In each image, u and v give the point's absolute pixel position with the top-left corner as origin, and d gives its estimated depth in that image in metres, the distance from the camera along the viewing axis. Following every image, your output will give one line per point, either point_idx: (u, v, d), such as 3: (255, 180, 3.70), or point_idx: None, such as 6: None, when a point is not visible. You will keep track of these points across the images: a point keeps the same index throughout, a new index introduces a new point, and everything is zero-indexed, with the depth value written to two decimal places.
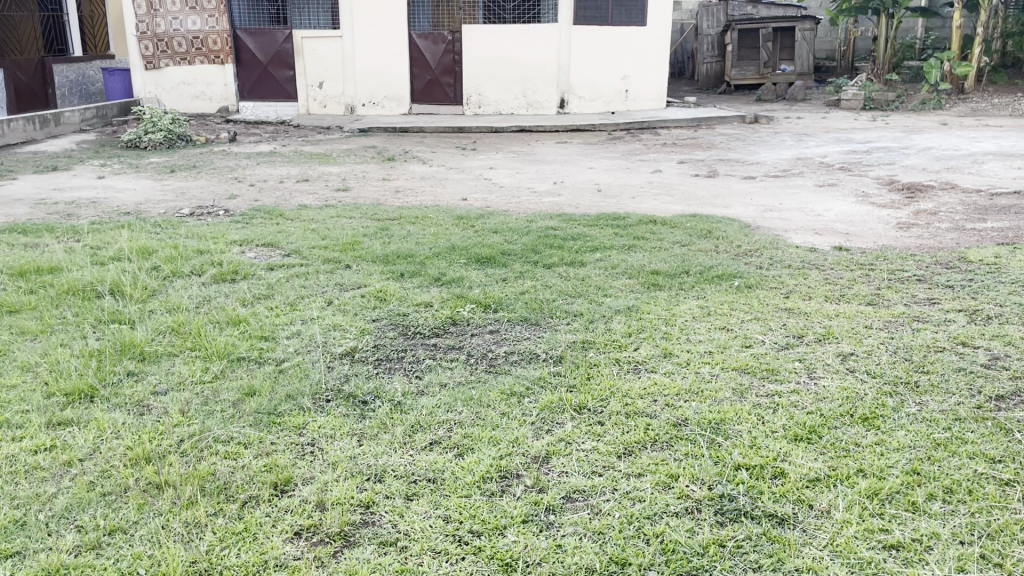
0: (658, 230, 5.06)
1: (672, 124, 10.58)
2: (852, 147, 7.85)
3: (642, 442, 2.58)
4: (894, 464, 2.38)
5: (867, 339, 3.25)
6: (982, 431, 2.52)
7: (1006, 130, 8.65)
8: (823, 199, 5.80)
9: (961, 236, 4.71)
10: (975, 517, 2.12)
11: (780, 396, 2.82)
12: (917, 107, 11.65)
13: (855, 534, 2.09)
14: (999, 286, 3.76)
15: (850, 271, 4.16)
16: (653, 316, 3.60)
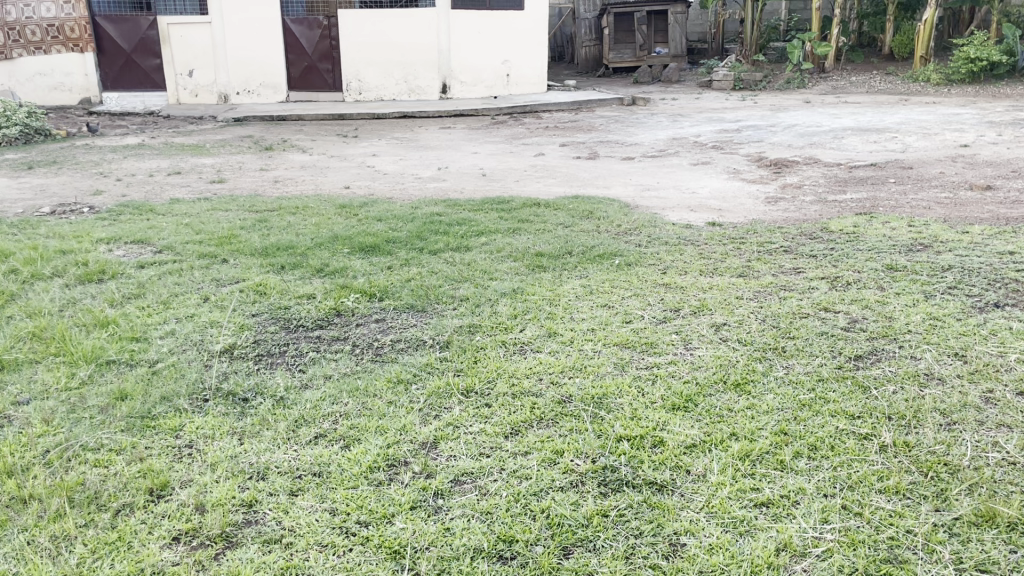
0: (542, 212, 5.12)
1: (553, 107, 10.70)
2: (724, 126, 8.15)
3: (528, 421, 2.62)
4: (763, 426, 2.50)
5: (738, 309, 3.40)
6: (842, 389, 2.69)
7: (863, 106, 9.17)
8: (698, 177, 6.02)
9: (823, 208, 4.98)
10: (837, 471, 2.26)
11: (659, 368, 2.93)
12: (783, 86, 12.20)
13: (729, 495, 2.19)
14: (857, 254, 4.00)
15: (723, 245, 4.34)
16: (537, 296, 3.65)
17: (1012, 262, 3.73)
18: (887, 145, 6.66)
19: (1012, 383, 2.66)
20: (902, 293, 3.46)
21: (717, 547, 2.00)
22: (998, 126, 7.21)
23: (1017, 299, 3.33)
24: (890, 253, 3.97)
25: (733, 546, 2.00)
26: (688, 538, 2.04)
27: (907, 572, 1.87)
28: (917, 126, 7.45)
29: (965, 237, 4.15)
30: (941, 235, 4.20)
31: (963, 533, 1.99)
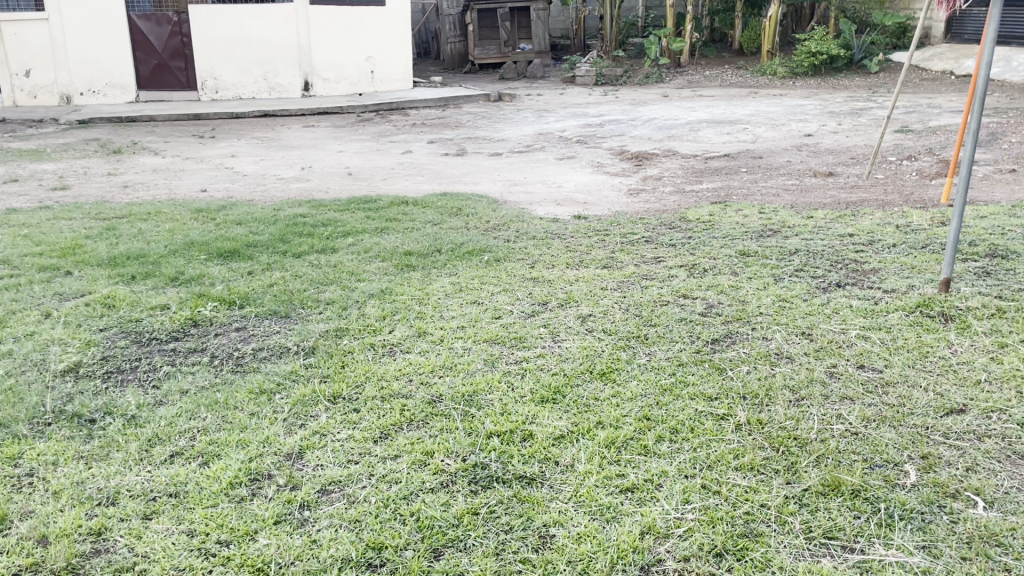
0: (409, 210, 5.07)
1: (420, 104, 10.63)
2: (588, 121, 8.32)
3: (398, 424, 2.58)
4: (627, 413, 2.57)
5: (603, 300, 3.47)
6: (701, 372, 2.79)
7: (717, 99, 9.58)
8: (563, 171, 6.11)
9: (682, 198, 5.16)
10: (697, 452, 2.35)
11: (528, 361, 2.95)
12: (643, 81, 12.59)
13: (596, 483, 2.23)
14: (713, 242, 4.17)
15: (588, 237, 4.42)
16: (406, 296, 3.60)
17: (851, 244, 3.98)
18: (739, 137, 6.98)
19: (853, 357, 2.84)
20: (754, 277, 3.63)
21: (584, 536, 2.03)
22: (838, 116, 7.69)
23: (856, 278, 3.56)
24: (743, 240, 4.16)
25: (600, 533, 2.03)
26: (557, 529, 2.06)
27: (762, 545, 1.96)
28: (766, 117, 7.86)
29: (809, 221, 4.40)
30: (789, 221, 4.44)
31: (812, 503, 2.10)
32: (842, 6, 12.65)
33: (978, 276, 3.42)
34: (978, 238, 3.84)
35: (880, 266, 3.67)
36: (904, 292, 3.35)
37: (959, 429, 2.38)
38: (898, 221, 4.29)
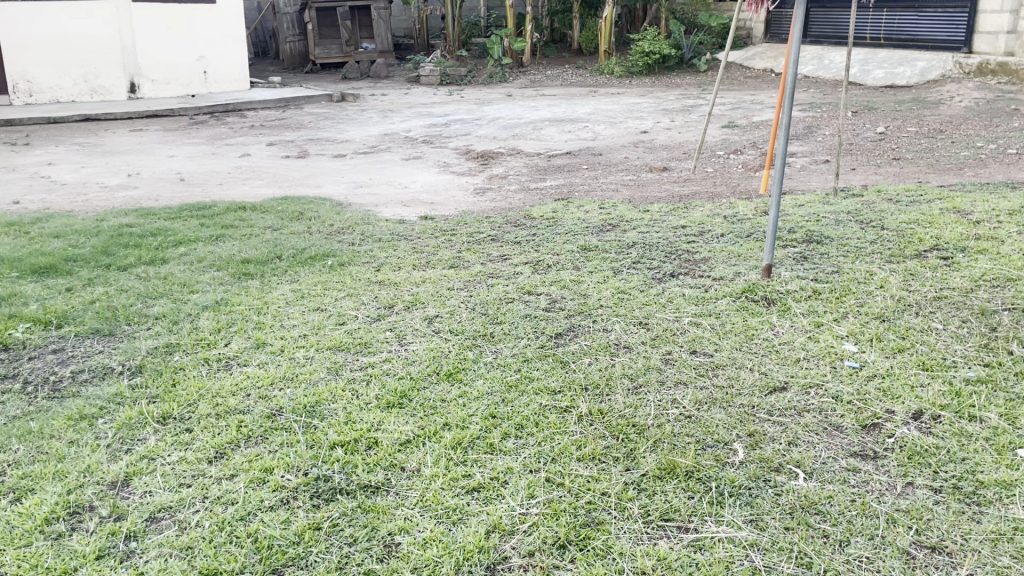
0: (247, 216, 4.86)
1: (259, 105, 10.25)
2: (433, 120, 8.30)
3: (235, 442, 2.45)
4: (474, 412, 2.56)
5: (449, 300, 3.46)
6: (545, 367, 2.83)
7: (559, 98, 9.81)
8: (409, 172, 6.06)
9: (526, 196, 5.23)
10: (541, 446, 2.37)
11: (373, 367, 2.89)
12: (487, 80, 12.71)
13: (441, 485, 2.21)
14: (556, 238, 4.25)
15: (434, 238, 4.39)
16: (243, 306, 3.45)
17: (684, 235, 4.17)
18: (580, 134, 7.16)
19: (687, 344, 2.97)
20: (595, 271, 3.73)
21: (430, 541, 2.00)
22: (672, 113, 8.04)
23: (689, 268, 3.72)
24: (584, 235, 4.26)
25: (445, 536, 2.01)
26: (403, 536, 2.03)
27: (603, 533, 2.01)
28: (605, 115, 8.11)
29: (646, 215, 4.57)
30: (627, 215, 4.59)
31: (649, 488, 2.17)
32: (672, 8, 13.24)
33: (796, 261, 3.66)
34: (796, 225, 4.11)
35: (710, 255, 3.86)
36: (731, 279, 3.53)
37: (782, 405, 2.53)
38: (726, 212, 4.52)
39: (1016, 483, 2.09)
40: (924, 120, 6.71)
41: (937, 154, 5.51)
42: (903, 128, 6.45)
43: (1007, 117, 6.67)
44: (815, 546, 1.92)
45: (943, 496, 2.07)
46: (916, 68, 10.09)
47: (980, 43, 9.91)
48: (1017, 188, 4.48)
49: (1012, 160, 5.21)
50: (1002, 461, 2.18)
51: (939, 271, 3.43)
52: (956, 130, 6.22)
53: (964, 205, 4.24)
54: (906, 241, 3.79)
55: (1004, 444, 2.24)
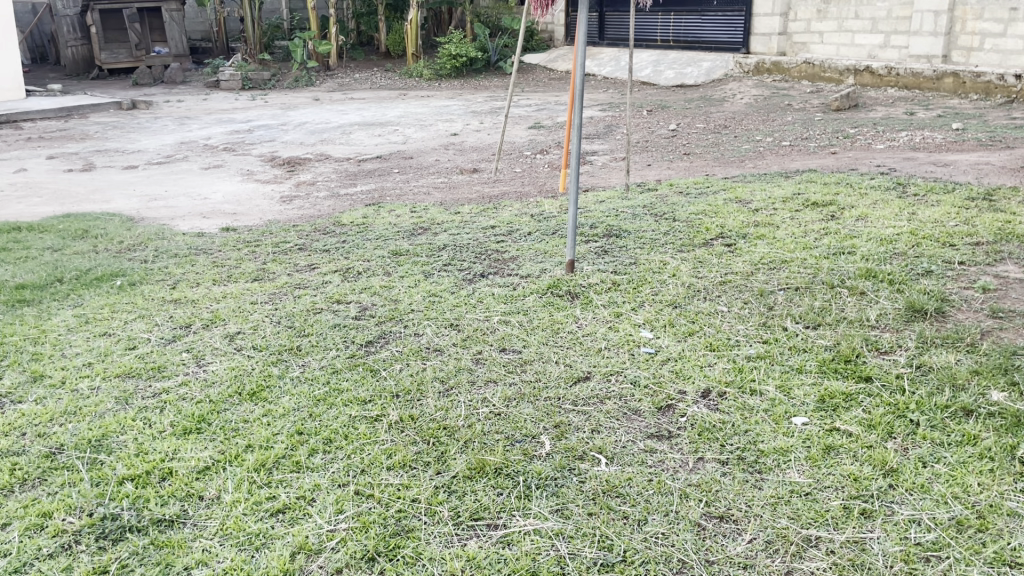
0: (23, 237, 4.44)
1: (37, 115, 9.39)
2: (235, 127, 7.94)
3: (8, 488, 2.22)
4: (279, 431, 2.46)
5: (252, 315, 3.31)
6: (354, 377, 2.77)
7: (368, 101, 9.71)
8: (208, 182, 5.76)
9: (335, 202, 5.12)
10: (350, 459, 2.32)
11: (168, 393, 2.71)
12: (293, 85, 12.34)
13: (244, 511, 2.11)
14: (366, 244, 4.19)
15: (237, 250, 4.20)
16: (17, 337, 3.14)
17: (492, 235, 4.22)
18: (390, 138, 7.11)
19: (496, 342, 3.00)
20: (405, 275, 3.70)
21: (232, 571, 1.90)
22: (481, 115, 8.16)
23: (497, 267, 3.77)
24: (394, 240, 4.22)
25: (248, 564, 1.92)
26: (200, 570, 1.91)
27: (413, 540, 1.98)
28: (415, 118, 8.10)
29: (455, 217, 4.59)
30: (437, 218, 4.60)
31: (459, 489, 2.17)
32: (477, 11, 13.44)
33: (598, 255, 3.82)
34: (597, 220, 4.29)
35: (518, 254, 3.93)
36: (537, 276, 3.62)
37: (586, 395, 2.62)
38: (533, 211, 4.63)
39: (791, 448, 2.27)
40: (710, 117, 7.21)
41: (723, 148, 5.93)
42: (693, 124, 6.90)
43: (782, 112, 7.30)
44: (615, 529, 1.99)
45: (730, 467, 2.22)
46: (702, 68, 10.86)
47: (757, 44, 10.66)
48: (790, 177, 4.90)
49: (786, 151, 5.70)
50: (779, 430, 2.36)
51: (725, 258, 3.69)
52: (738, 125, 6.73)
53: (744, 195, 4.59)
54: (695, 231, 4.05)
55: (781, 413, 2.44)
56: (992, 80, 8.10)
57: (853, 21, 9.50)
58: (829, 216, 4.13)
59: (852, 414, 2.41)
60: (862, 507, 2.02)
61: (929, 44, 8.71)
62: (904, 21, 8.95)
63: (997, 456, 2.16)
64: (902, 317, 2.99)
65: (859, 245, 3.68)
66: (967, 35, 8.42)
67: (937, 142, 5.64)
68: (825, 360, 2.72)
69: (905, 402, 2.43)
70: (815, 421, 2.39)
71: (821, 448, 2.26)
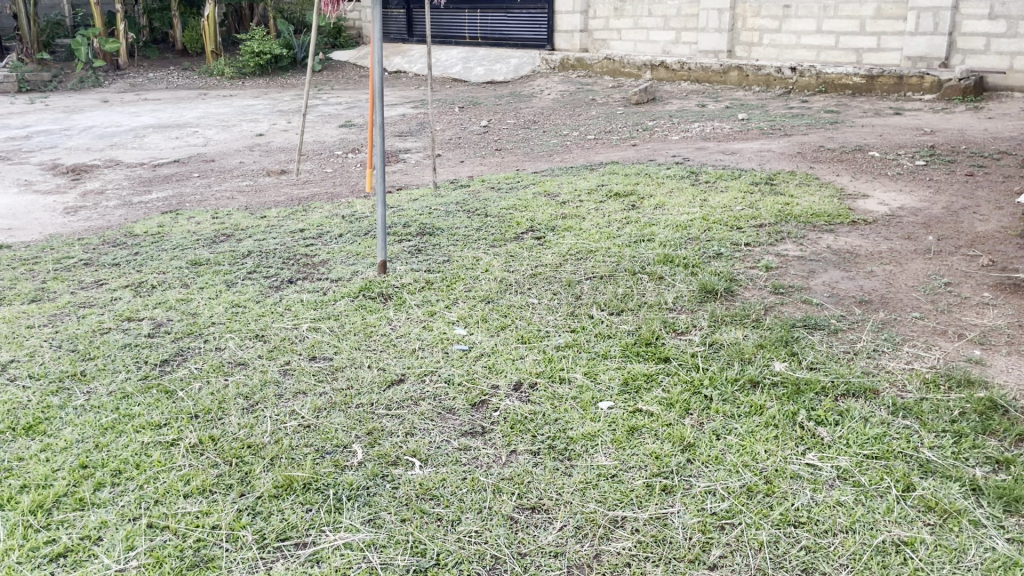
0: None
1: None
2: (9, 134, 7.21)
3: None
4: (60, 466, 2.24)
5: (28, 341, 3.00)
6: (147, 401, 2.57)
7: (166, 102, 9.13)
8: None
9: (128, 211, 4.76)
10: (143, 489, 2.14)
11: None
12: (77, 86, 11.38)
13: (17, 560, 1.89)
14: (162, 254, 3.91)
15: (11, 269, 3.79)
16: None
17: (301, 239, 4.08)
18: (189, 140, 6.72)
19: (305, 351, 2.89)
20: (205, 286, 3.49)
21: None
22: (288, 114, 7.88)
23: (306, 272, 3.65)
24: (193, 249, 3.98)
25: None
26: None
27: (213, 570, 1.86)
28: (216, 119, 7.69)
29: (261, 221, 4.39)
30: (241, 223, 4.38)
31: (264, 509, 2.06)
32: (279, 7, 12.97)
33: (411, 254, 3.77)
34: (409, 219, 4.24)
35: (328, 257, 3.82)
36: (348, 279, 3.53)
37: (399, 398, 2.57)
38: (344, 212, 4.52)
39: (598, 433, 2.33)
40: (520, 112, 7.35)
41: (532, 143, 6.06)
42: (503, 120, 7.01)
43: (586, 106, 7.57)
44: (428, 532, 1.96)
45: (542, 457, 2.25)
46: (511, 64, 11.08)
47: (561, 40, 11.02)
48: (594, 170, 5.08)
49: (591, 145, 5.91)
50: (587, 416, 2.42)
51: (535, 251, 3.76)
52: (546, 120, 6.91)
53: (552, 188, 4.70)
54: (506, 225, 4.10)
55: (588, 399, 2.50)
56: (771, 73, 8.78)
57: (647, 18, 10.02)
58: (631, 205, 4.32)
59: (653, 394, 2.52)
60: (663, 483, 2.11)
61: (715, 40, 9.34)
62: (692, 18, 9.55)
63: (781, 423, 2.32)
64: (696, 299, 3.16)
65: (657, 232, 3.87)
66: (748, 31, 9.13)
67: (726, 132, 6.05)
68: (628, 345, 2.83)
69: (700, 379, 2.57)
70: (620, 404, 2.47)
71: (625, 430, 2.34)
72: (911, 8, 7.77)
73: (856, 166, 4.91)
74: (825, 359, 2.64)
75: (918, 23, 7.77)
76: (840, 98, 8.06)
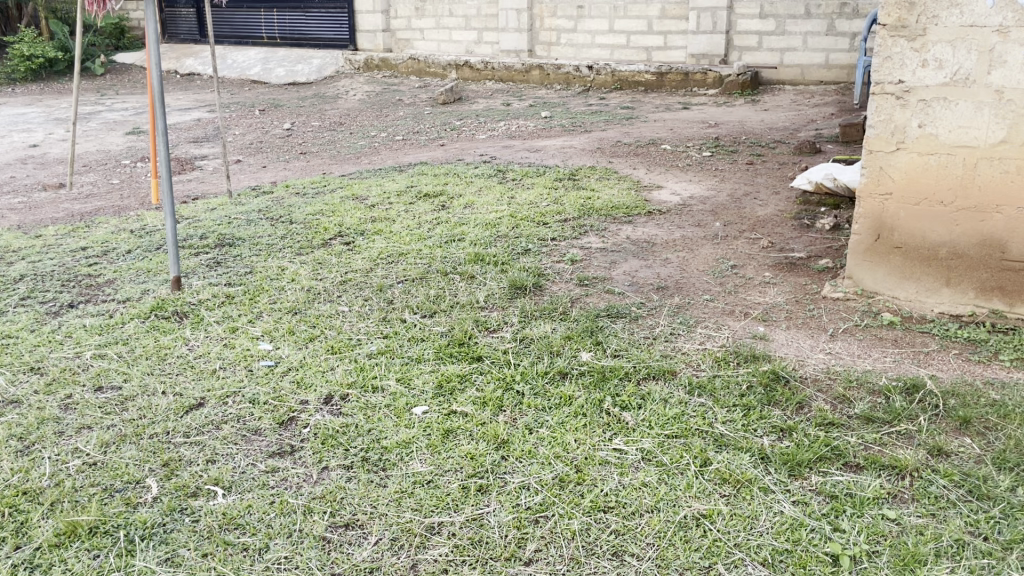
0: None
1: None
2: None
3: None
4: None
5: None
6: None
7: None
8: None
9: None
10: None
11: None
12: None
13: None
14: None
15: None
16: None
17: (84, 258, 3.74)
18: None
19: (90, 381, 2.64)
20: None
21: None
22: (67, 122, 7.23)
23: (90, 294, 3.35)
24: None
25: None
26: None
27: None
28: None
29: (36, 241, 3.99)
30: (12, 244, 3.96)
31: (44, 562, 1.86)
32: (52, 6, 11.88)
33: (209, 267, 3.56)
34: (207, 230, 4.00)
35: (114, 276, 3.52)
36: (138, 299, 3.27)
37: (199, 423, 2.40)
38: (133, 227, 4.20)
39: (412, 439, 2.29)
40: (324, 114, 7.16)
41: (339, 145, 5.92)
42: (308, 123, 6.79)
43: (393, 107, 7.49)
44: (234, 564, 1.85)
45: (354, 471, 2.18)
46: (313, 65, 10.79)
47: (363, 40, 10.87)
48: (403, 171, 5.03)
49: (398, 145, 5.85)
50: (400, 423, 2.37)
51: (343, 257, 3.66)
52: (352, 122, 6.77)
53: (360, 191, 4.61)
54: (312, 231, 3.97)
55: (401, 406, 2.46)
56: (570, 71, 9.09)
57: (448, 18, 10.08)
58: (440, 206, 4.31)
59: (466, 395, 2.51)
60: (479, 484, 2.10)
61: (515, 40, 9.55)
62: (492, 18, 9.71)
63: (589, 412, 2.39)
64: (506, 296, 3.20)
65: (467, 231, 3.89)
66: (546, 31, 9.41)
67: (531, 130, 6.19)
68: (440, 346, 2.81)
69: (512, 375, 2.60)
70: (434, 408, 2.45)
71: (439, 433, 2.31)
72: (691, 9, 8.32)
73: (650, 159, 5.17)
74: (628, 345, 2.75)
75: (698, 22, 8.32)
76: (634, 94, 8.48)
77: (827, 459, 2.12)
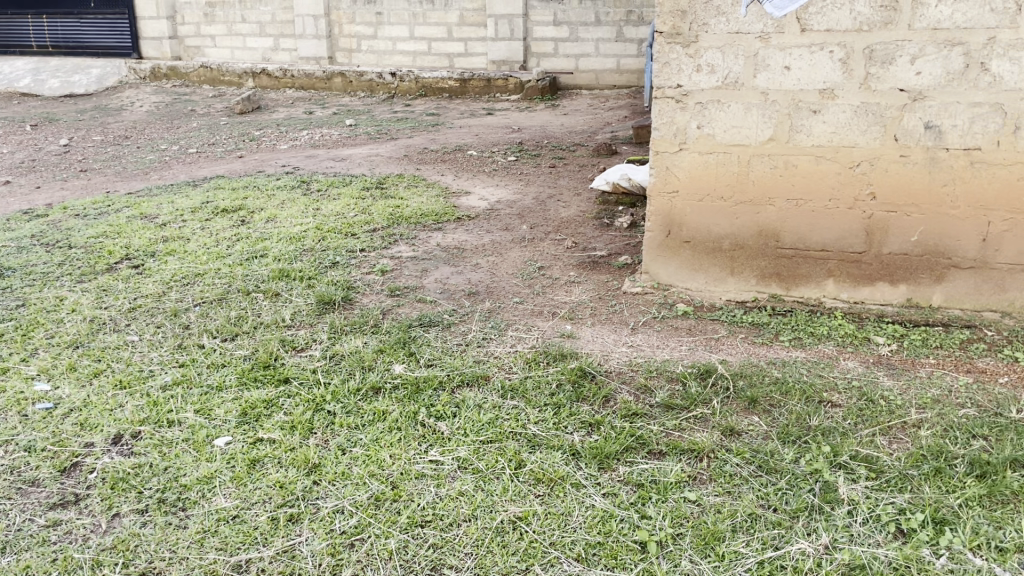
0: None
1: None
2: None
3: None
4: None
5: None
6: None
7: None
8: None
9: None
10: None
11: None
12: None
13: None
14: None
15: None
16: None
17: None
18: None
19: None
20: None
21: None
22: None
23: None
24: None
25: None
26: None
27: None
28: None
29: None
30: None
31: None
32: None
33: None
34: None
35: None
36: None
37: None
38: None
39: (215, 474, 2.15)
40: (107, 128, 6.65)
41: (125, 161, 5.51)
42: (88, 138, 6.26)
43: (185, 118, 7.08)
44: None
45: (150, 515, 2.01)
46: (91, 75, 10.00)
47: (148, 48, 10.23)
48: (197, 186, 4.76)
49: (192, 159, 5.53)
50: (201, 457, 2.22)
51: (132, 281, 3.40)
52: (140, 136, 6.33)
53: (149, 209, 4.30)
54: (95, 256, 3.65)
55: (202, 439, 2.30)
56: (372, 78, 8.97)
57: (241, 24, 9.67)
58: (240, 221, 4.11)
59: (273, 420, 2.39)
60: (289, 513, 2.00)
61: (313, 47, 9.32)
62: (288, 25, 9.42)
63: (403, 425, 2.35)
64: (314, 312, 3.09)
65: (270, 247, 3.73)
66: (345, 38, 9.26)
67: (334, 139, 6.05)
68: (244, 371, 2.67)
69: (322, 395, 2.50)
70: (238, 438, 2.31)
71: (245, 464, 2.19)
72: (489, 16, 8.47)
73: (457, 165, 5.20)
74: (441, 354, 2.74)
75: (496, 29, 8.49)
76: (439, 101, 8.52)
77: (633, 449, 2.20)
